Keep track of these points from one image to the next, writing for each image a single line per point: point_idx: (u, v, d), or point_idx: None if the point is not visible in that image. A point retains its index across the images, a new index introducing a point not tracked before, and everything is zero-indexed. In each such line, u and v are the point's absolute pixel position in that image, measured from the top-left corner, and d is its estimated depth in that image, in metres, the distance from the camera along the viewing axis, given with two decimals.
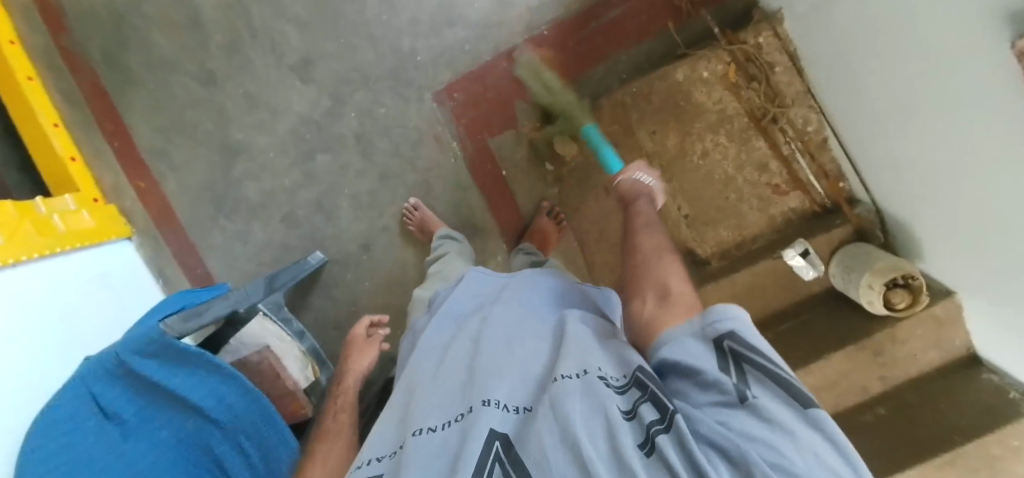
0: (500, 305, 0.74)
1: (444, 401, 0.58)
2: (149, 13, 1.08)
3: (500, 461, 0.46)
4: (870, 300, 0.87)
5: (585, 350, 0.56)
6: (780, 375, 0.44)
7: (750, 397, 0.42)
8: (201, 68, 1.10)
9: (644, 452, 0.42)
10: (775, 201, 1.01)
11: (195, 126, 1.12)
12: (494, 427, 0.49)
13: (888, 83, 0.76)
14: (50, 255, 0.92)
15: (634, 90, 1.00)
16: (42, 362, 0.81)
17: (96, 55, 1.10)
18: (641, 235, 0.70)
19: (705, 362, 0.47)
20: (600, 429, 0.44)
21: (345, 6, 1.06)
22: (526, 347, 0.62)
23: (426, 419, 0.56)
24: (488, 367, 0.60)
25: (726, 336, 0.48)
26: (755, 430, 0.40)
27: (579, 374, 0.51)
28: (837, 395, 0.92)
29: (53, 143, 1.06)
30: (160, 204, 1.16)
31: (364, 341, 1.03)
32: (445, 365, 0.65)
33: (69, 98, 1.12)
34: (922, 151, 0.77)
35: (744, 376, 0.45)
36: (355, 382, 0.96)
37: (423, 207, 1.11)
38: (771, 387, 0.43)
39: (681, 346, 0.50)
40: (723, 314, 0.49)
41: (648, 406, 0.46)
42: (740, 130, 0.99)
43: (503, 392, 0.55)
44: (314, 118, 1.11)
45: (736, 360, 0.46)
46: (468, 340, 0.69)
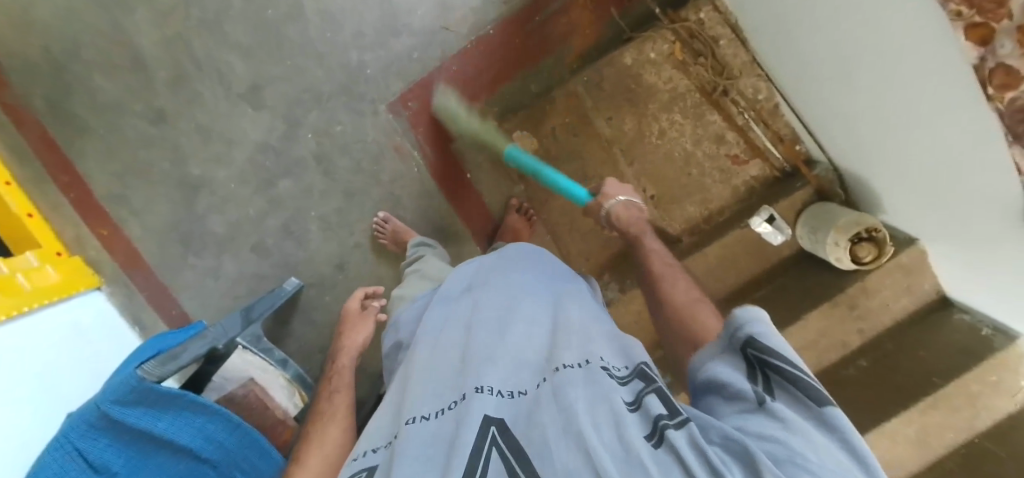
0: (490, 291, 0.74)
1: (437, 388, 0.58)
2: (88, 56, 1.06)
3: (498, 444, 0.46)
4: (838, 257, 0.88)
5: (583, 343, 0.58)
6: (800, 378, 0.45)
7: (769, 402, 0.45)
8: (150, 107, 1.08)
9: (652, 443, 0.42)
10: (736, 172, 1.02)
11: (151, 166, 1.10)
12: (489, 413, 0.49)
13: (827, 41, 0.78)
14: (19, 314, 0.91)
15: (585, 79, 1.01)
16: (27, 419, 0.80)
17: (39, 106, 1.08)
18: (666, 285, 0.73)
19: (730, 375, 0.49)
20: (607, 418, 0.45)
21: (287, 28, 1.05)
22: (518, 332, 0.63)
23: (420, 407, 0.56)
24: (481, 352, 0.60)
25: (749, 344, 0.50)
26: (769, 431, 0.41)
27: (581, 363, 0.54)
28: (820, 354, 0.92)
29: (8, 201, 1.04)
30: (126, 250, 1.14)
31: (359, 313, 1.03)
32: (439, 353, 0.65)
33: (17, 154, 1.09)
34: (867, 103, 0.78)
35: (770, 384, 0.47)
36: (350, 359, 0.97)
37: (393, 220, 1.11)
38: (793, 393, 0.45)
39: (713, 364, 0.53)
40: (751, 315, 0.51)
41: (654, 400, 0.47)
42: (694, 105, 1.01)
43: (496, 377, 0.55)
44: (272, 143, 1.10)
45: (762, 368, 0.48)
46: (460, 327, 0.69)
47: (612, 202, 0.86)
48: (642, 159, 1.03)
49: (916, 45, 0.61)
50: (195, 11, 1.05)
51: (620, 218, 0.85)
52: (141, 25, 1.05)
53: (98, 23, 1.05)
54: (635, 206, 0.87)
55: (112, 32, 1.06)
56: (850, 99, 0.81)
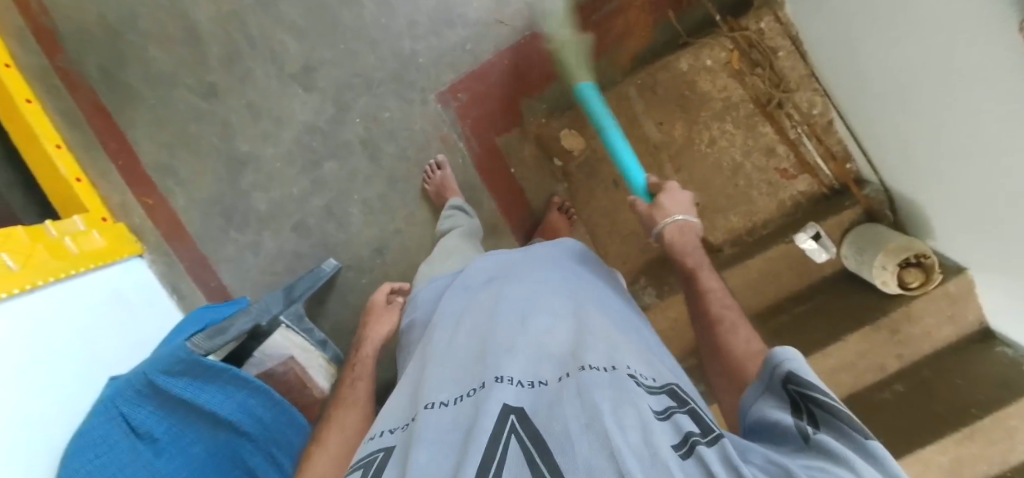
0: (509, 282, 0.74)
1: (457, 375, 0.59)
2: (145, 27, 1.07)
3: (516, 432, 0.45)
4: (884, 280, 0.88)
5: (606, 345, 0.58)
6: (841, 407, 0.46)
7: (811, 433, 0.45)
8: (201, 81, 1.09)
9: (681, 454, 0.41)
10: (783, 186, 1.01)
11: (199, 140, 1.12)
12: (508, 402, 0.49)
13: (887, 65, 0.78)
14: (66, 277, 0.94)
15: (638, 83, 1.01)
16: (69, 381, 0.83)
17: (94, 75, 1.10)
18: (727, 330, 0.67)
19: (775, 412, 0.50)
20: (633, 423, 0.43)
21: (342, 12, 1.05)
22: (540, 326, 0.63)
23: (438, 393, 0.56)
24: (501, 341, 0.60)
25: (789, 380, 0.50)
26: (814, 461, 0.41)
27: (608, 368, 0.52)
28: (857, 375, 0.92)
29: (59, 166, 1.08)
30: (169, 220, 1.16)
31: (384, 307, 1.02)
32: (456, 338, 0.66)
33: (70, 119, 1.12)
34: (927, 129, 0.77)
35: (813, 415, 0.47)
36: (373, 349, 0.97)
37: (448, 168, 1.10)
38: (835, 422, 0.45)
39: (759, 403, 0.53)
40: (783, 355, 0.52)
41: (686, 418, 0.47)
42: (746, 116, 0.99)
43: (515, 369, 0.55)
44: (320, 126, 1.10)
45: (805, 403, 0.48)
46: (478, 312, 0.70)
47: (667, 222, 0.79)
48: (690, 166, 1.02)
49: (985, 58, 0.60)
50: None
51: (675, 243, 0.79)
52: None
53: None
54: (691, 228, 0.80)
55: (168, 5, 1.06)
56: (909, 122, 0.80)
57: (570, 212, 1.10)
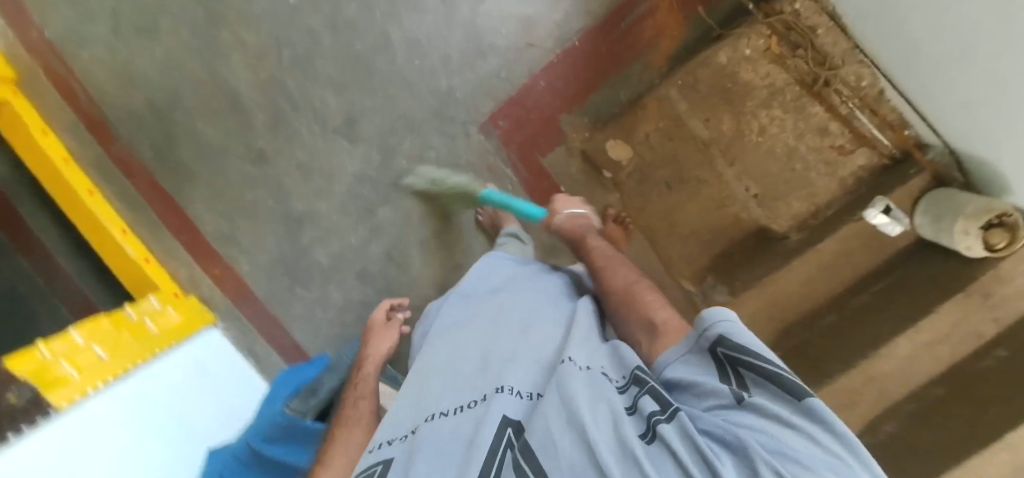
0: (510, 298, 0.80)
1: (456, 385, 0.65)
2: (190, 104, 1.11)
3: (511, 447, 0.50)
4: (969, 245, 0.85)
5: (592, 348, 0.63)
6: (772, 371, 0.48)
7: (746, 397, 0.47)
8: (251, 148, 1.12)
9: (646, 441, 0.46)
10: (842, 163, 1.00)
11: (255, 205, 1.15)
12: (508, 414, 0.54)
13: (937, 32, 0.75)
14: (155, 356, 0.97)
15: (680, 82, 0.99)
16: (159, 442, 0.86)
17: (150, 159, 1.15)
18: (608, 273, 0.75)
19: (700, 374, 0.51)
20: (606, 417, 0.49)
21: (376, 59, 1.06)
22: (540, 333, 0.68)
23: (440, 406, 0.62)
24: (500, 354, 0.66)
25: (719, 344, 0.51)
26: (759, 423, 0.44)
27: (584, 365, 0.58)
28: (952, 345, 0.88)
29: (127, 249, 1.12)
30: (237, 286, 1.20)
31: (384, 325, 0.99)
32: (459, 354, 0.71)
33: (133, 204, 1.17)
34: (986, 96, 0.74)
35: (744, 381, 0.49)
36: (376, 368, 0.92)
37: (498, 197, 1.12)
38: (769, 388, 0.47)
39: (681, 363, 0.54)
40: (720, 316, 0.52)
41: (648, 400, 0.50)
42: (794, 99, 0.98)
43: (515, 378, 0.60)
44: (369, 174, 1.12)
45: (733, 366, 0.50)
46: (481, 327, 0.75)
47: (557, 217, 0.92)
48: (743, 158, 1.02)
49: None
50: (286, 51, 1.07)
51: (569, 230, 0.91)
52: (236, 71, 1.09)
53: (196, 73, 1.09)
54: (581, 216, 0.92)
55: (209, 81, 1.09)
56: (965, 88, 0.77)
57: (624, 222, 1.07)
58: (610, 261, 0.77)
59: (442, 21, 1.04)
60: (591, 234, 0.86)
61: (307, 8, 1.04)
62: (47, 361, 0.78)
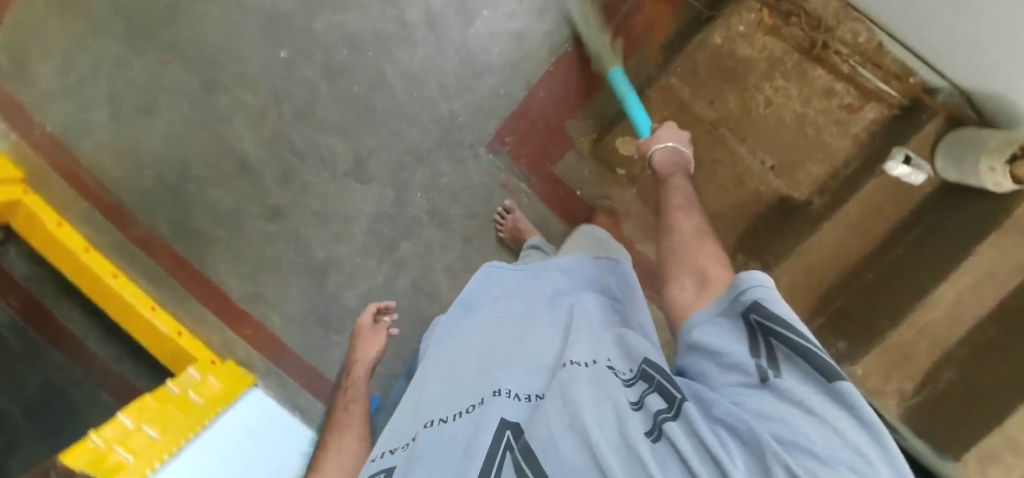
0: (513, 296, 0.80)
1: (456, 391, 0.65)
2: (200, 173, 1.12)
3: (510, 448, 0.51)
4: (997, 182, 0.83)
5: (593, 342, 0.63)
6: (806, 350, 0.44)
7: (772, 377, 0.45)
8: (265, 205, 1.13)
9: (652, 439, 0.45)
10: (852, 121, 1.00)
11: (278, 261, 1.15)
12: (505, 417, 0.55)
13: None
14: (203, 428, 0.95)
15: (678, 70, 1.02)
16: None
17: (168, 234, 1.15)
18: (678, 217, 0.71)
19: (731, 343, 0.49)
20: (611, 416, 0.49)
21: (375, 98, 1.08)
22: (537, 337, 0.69)
23: (440, 412, 0.63)
24: (498, 358, 0.67)
25: (753, 312, 0.48)
26: (777, 410, 0.42)
27: (589, 362, 0.58)
28: (999, 285, 0.85)
29: (158, 325, 1.11)
30: (271, 343, 1.19)
31: (372, 328, 1.04)
32: (459, 356, 0.71)
33: (156, 280, 1.17)
34: (981, 31, 0.74)
35: (774, 355, 0.46)
36: (364, 372, 0.99)
37: (517, 211, 1.11)
38: (801, 366, 0.44)
39: (711, 328, 0.52)
40: (757, 281, 0.49)
41: (655, 397, 0.51)
42: (795, 66, 0.98)
43: (513, 383, 0.62)
44: (386, 211, 1.13)
45: (765, 336, 0.47)
46: (481, 327, 0.75)
47: (657, 147, 0.83)
48: (753, 133, 1.02)
49: None
50: (287, 106, 1.09)
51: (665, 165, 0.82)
52: (241, 133, 1.11)
53: (203, 142, 1.11)
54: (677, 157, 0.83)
55: (216, 147, 1.11)
56: (960, 27, 0.77)
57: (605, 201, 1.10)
58: (689, 206, 0.73)
59: (433, 50, 1.06)
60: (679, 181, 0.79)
61: (302, 60, 1.08)
62: (100, 449, 0.78)
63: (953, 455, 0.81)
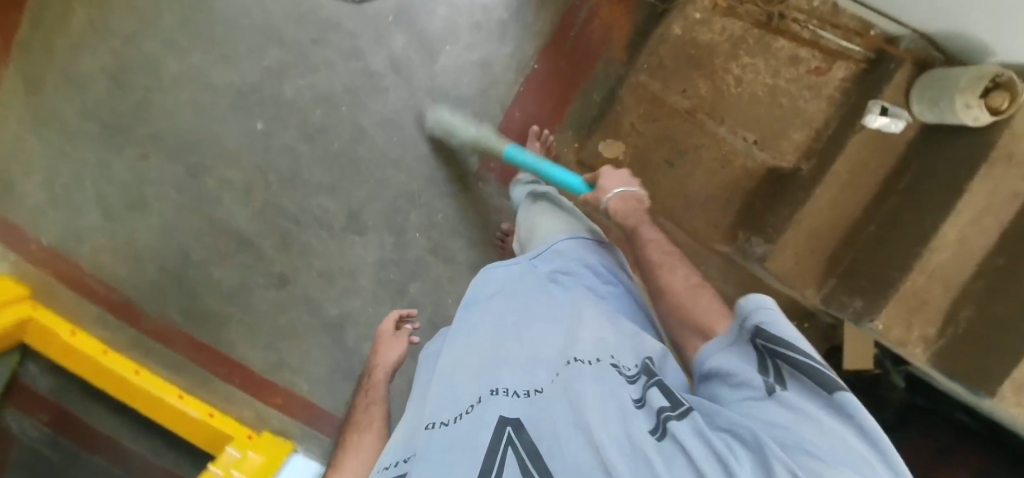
0: (508, 289, 0.76)
1: (454, 391, 0.62)
2: (201, 256, 1.14)
3: (512, 443, 0.49)
4: (976, 117, 0.84)
5: (596, 338, 0.62)
6: (809, 366, 0.46)
7: (778, 390, 0.46)
8: (271, 274, 1.14)
9: (657, 437, 0.45)
10: (823, 83, 1.01)
11: (294, 326, 1.16)
12: (505, 414, 0.53)
13: None
14: None
15: (645, 66, 1.04)
16: None
17: (182, 320, 1.16)
18: (663, 276, 0.72)
19: (739, 363, 0.51)
20: (615, 413, 0.48)
21: (357, 151, 1.10)
22: (534, 331, 0.67)
23: (439, 413, 0.59)
24: (497, 356, 0.64)
25: (758, 335, 0.50)
26: (781, 418, 0.43)
27: (593, 361, 0.57)
28: (998, 216, 0.86)
29: (190, 412, 1.12)
30: (302, 407, 1.21)
31: (393, 334, 1.03)
32: (455, 356, 0.68)
33: (178, 367, 1.18)
34: None
35: (781, 372, 0.48)
36: (384, 375, 0.96)
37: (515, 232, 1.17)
38: (804, 380, 0.46)
39: (722, 353, 0.54)
40: (759, 304, 0.51)
41: (657, 394, 0.51)
42: (756, 42, 1.00)
43: (511, 380, 0.59)
44: (389, 256, 1.15)
45: (772, 358, 0.49)
46: (477, 325, 0.71)
47: (607, 198, 0.87)
48: (729, 113, 1.04)
49: None
50: (273, 175, 1.11)
51: (618, 211, 0.85)
52: (234, 209, 1.12)
53: (198, 225, 1.12)
54: (633, 196, 0.87)
55: (212, 227, 1.13)
56: None
57: (547, 138, 1.08)
58: (669, 259, 0.75)
59: (405, 93, 1.08)
60: (647, 226, 0.82)
61: (279, 127, 1.09)
62: None
63: (988, 391, 0.80)
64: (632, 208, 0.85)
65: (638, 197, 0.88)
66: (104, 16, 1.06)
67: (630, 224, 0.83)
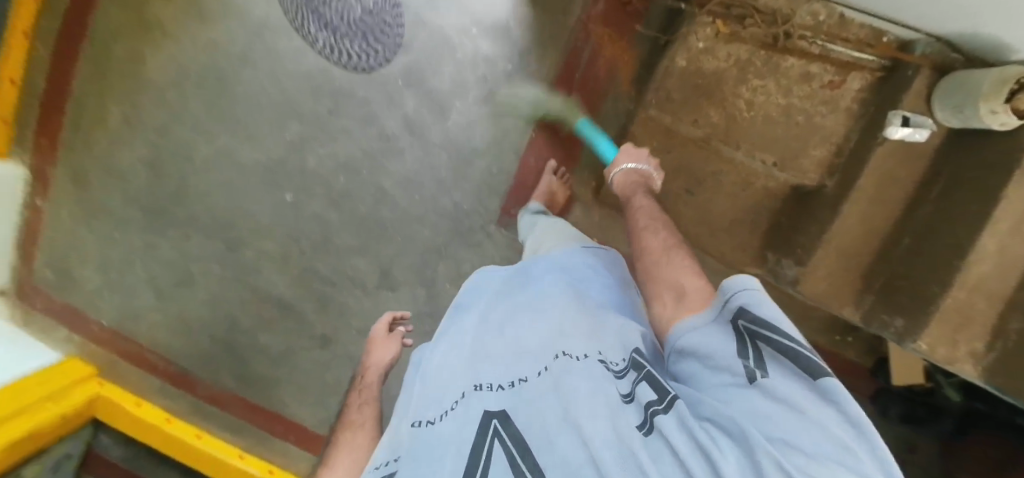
0: (502, 289, 0.75)
1: (442, 390, 0.61)
2: (247, 324, 1.20)
3: (498, 435, 0.48)
4: (1004, 122, 0.81)
5: (585, 329, 0.58)
6: (793, 349, 0.44)
7: (759, 376, 0.43)
8: (313, 336, 1.20)
9: (643, 433, 0.44)
10: (839, 96, 1.00)
11: (339, 382, 1.21)
12: (489, 408, 0.52)
13: None
14: None
15: (653, 101, 1.03)
16: None
17: (235, 385, 1.22)
18: (645, 238, 0.74)
19: (719, 346, 0.48)
20: (603, 410, 0.46)
21: (382, 212, 1.14)
22: (518, 326, 0.64)
23: (427, 412, 0.59)
24: (484, 352, 0.63)
25: (740, 317, 0.48)
26: (764, 408, 0.41)
27: (581, 355, 0.54)
28: None
29: (250, 470, 1.16)
30: None
31: (385, 337, 1.04)
32: (445, 357, 0.67)
33: (235, 429, 1.24)
34: None
35: (761, 355, 0.45)
36: (375, 378, 0.99)
37: None
38: (787, 364, 0.43)
39: (698, 332, 0.51)
40: (744, 285, 0.49)
41: (645, 388, 0.49)
42: (764, 63, 0.99)
43: (496, 374, 0.58)
44: (422, 309, 1.17)
45: (752, 339, 0.46)
46: (469, 326, 0.70)
47: (615, 171, 0.91)
48: (745, 137, 1.04)
49: None
50: (305, 242, 1.16)
51: (620, 186, 0.90)
52: (273, 278, 1.18)
53: (241, 296, 1.19)
54: (642, 174, 0.90)
55: (254, 296, 1.18)
56: None
57: (565, 175, 1.10)
58: (655, 223, 0.77)
59: (421, 152, 1.11)
60: (639, 196, 0.85)
61: (307, 198, 1.14)
62: None
63: None
64: (633, 183, 0.89)
65: (644, 175, 0.91)
66: (136, 111, 1.14)
67: (626, 195, 0.87)
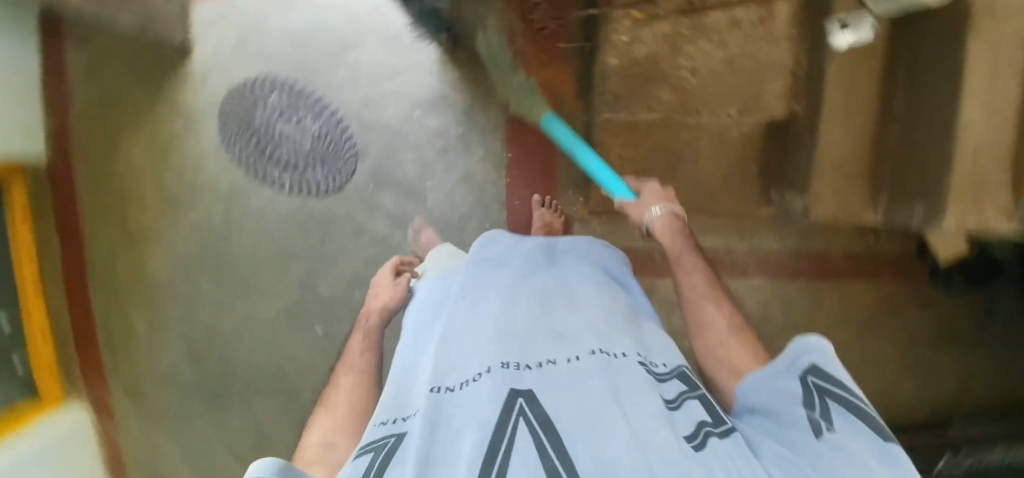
0: (516, 259, 0.68)
1: (461, 352, 0.53)
2: None
3: (524, 415, 0.43)
4: None
5: (614, 325, 0.57)
6: (862, 414, 0.45)
7: (826, 432, 0.44)
8: None
9: (694, 445, 0.42)
10: (774, 28, 0.96)
11: None
12: (515, 386, 0.46)
13: None
14: None
15: (607, 105, 1.09)
16: None
17: None
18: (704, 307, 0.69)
19: (786, 400, 0.49)
20: (649, 417, 0.44)
21: None
22: (538, 303, 0.58)
23: (443, 373, 0.51)
24: (502, 319, 0.55)
25: (810, 372, 0.49)
26: (830, 463, 0.41)
27: (620, 354, 0.52)
28: None
29: None
30: None
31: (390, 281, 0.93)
32: (456, 315, 0.59)
33: None
34: None
35: (828, 411, 0.46)
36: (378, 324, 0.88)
37: None
38: (855, 424, 0.44)
39: (768, 384, 0.52)
40: (814, 344, 0.50)
41: (694, 403, 0.50)
42: (689, 28, 0.98)
43: (523, 352, 0.51)
44: None
45: (820, 396, 0.47)
46: (484, 287, 0.62)
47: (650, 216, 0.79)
48: (701, 101, 1.05)
49: None
50: None
51: (659, 233, 0.78)
52: None
53: None
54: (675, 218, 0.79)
55: None
56: None
57: (552, 201, 1.10)
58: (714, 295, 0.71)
59: None
60: (688, 254, 0.75)
61: (335, 323, 1.19)
62: None
63: None
64: (675, 230, 0.78)
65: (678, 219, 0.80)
66: (157, 313, 1.20)
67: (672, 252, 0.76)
